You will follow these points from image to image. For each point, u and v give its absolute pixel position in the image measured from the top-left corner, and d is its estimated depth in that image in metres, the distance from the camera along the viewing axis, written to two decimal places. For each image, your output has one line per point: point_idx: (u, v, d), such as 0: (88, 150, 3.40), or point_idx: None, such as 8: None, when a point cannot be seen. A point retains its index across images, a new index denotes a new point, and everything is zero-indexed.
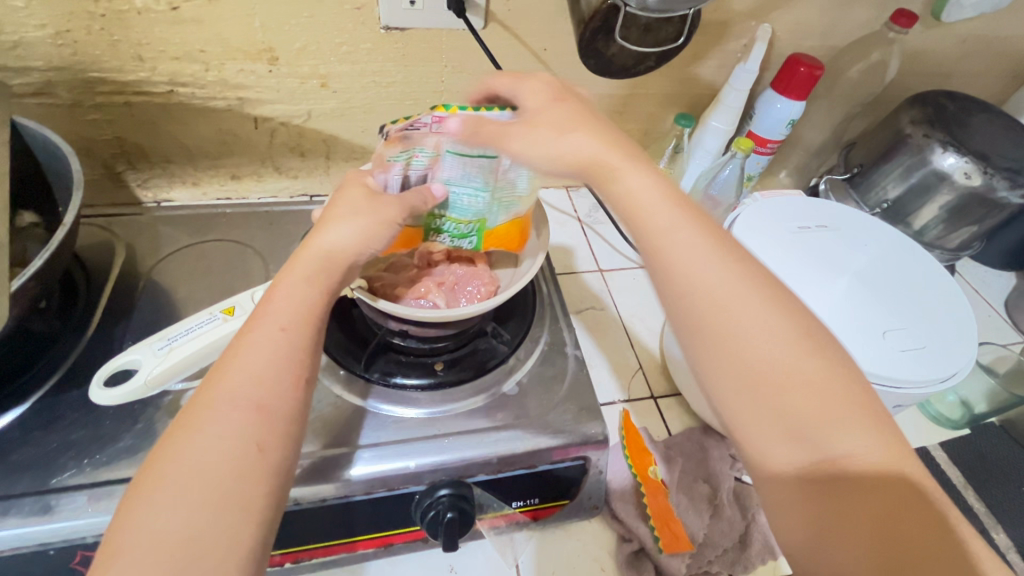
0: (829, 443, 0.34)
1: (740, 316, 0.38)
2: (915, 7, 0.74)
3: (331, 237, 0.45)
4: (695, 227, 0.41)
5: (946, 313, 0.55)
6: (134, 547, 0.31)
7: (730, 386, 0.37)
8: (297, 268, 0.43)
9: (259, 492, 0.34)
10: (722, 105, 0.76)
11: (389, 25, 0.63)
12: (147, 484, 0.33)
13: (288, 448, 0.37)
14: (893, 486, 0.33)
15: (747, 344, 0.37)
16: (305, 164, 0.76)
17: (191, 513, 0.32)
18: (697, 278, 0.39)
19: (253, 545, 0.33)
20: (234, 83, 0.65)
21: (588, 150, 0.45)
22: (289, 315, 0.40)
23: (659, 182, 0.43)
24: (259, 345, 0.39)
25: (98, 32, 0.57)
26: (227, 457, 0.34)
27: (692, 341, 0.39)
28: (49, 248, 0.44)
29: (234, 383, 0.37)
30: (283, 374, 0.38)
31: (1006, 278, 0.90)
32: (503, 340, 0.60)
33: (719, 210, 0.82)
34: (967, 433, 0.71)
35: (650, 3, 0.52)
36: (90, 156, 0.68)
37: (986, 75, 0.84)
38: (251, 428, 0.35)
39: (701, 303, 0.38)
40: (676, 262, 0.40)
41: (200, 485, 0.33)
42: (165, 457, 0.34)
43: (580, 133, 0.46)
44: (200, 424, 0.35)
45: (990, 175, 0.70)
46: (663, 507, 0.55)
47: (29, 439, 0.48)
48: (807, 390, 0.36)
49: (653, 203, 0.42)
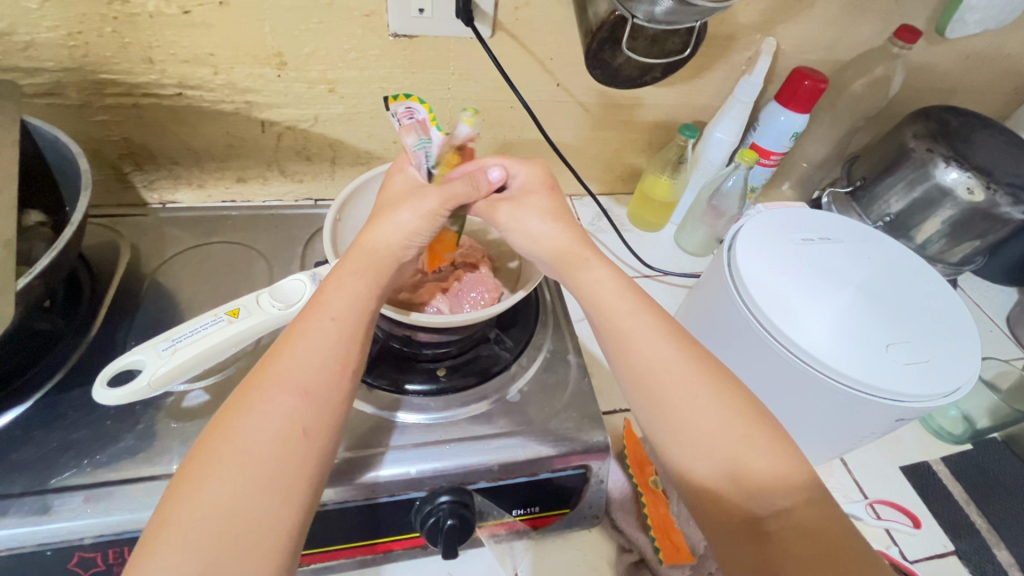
0: (759, 491, 0.39)
1: (686, 387, 0.43)
2: (919, 23, 0.74)
3: (383, 233, 0.48)
4: (643, 313, 0.48)
5: (947, 317, 0.56)
6: (184, 518, 0.33)
7: (682, 449, 0.42)
8: (350, 263, 0.47)
9: (302, 473, 0.36)
10: (726, 117, 0.77)
11: (398, 33, 0.64)
12: (203, 459, 0.36)
13: (331, 435, 0.39)
14: (825, 517, 0.38)
15: (690, 412, 0.42)
16: (311, 168, 0.76)
17: (238, 489, 0.34)
18: (646, 358, 0.45)
19: (293, 526, 0.35)
20: (242, 87, 0.65)
21: (552, 235, 0.52)
22: (339, 308, 0.43)
23: (614, 273, 0.50)
24: (311, 335, 0.42)
25: (109, 34, 0.57)
26: (273, 439, 0.36)
27: (647, 412, 0.44)
28: (57, 246, 0.44)
29: (285, 369, 0.40)
30: (331, 363, 0.41)
31: (1008, 293, 0.90)
32: (506, 347, 0.60)
33: (722, 220, 0.82)
34: (969, 448, 0.71)
35: (657, 14, 0.52)
36: (98, 157, 0.68)
37: (988, 92, 0.85)
38: (299, 413, 0.38)
39: (651, 379, 0.44)
40: (628, 343, 0.46)
41: (248, 465, 0.35)
42: (219, 435, 0.37)
43: (552, 219, 0.53)
44: (252, 405, 0.38)
45: (992, 191, 0.71)
46: (663, 517, 0.55)
47: (29, 438, 0.48)
48: (732, 444, 0.40)
49: (608, 292, 0.49)
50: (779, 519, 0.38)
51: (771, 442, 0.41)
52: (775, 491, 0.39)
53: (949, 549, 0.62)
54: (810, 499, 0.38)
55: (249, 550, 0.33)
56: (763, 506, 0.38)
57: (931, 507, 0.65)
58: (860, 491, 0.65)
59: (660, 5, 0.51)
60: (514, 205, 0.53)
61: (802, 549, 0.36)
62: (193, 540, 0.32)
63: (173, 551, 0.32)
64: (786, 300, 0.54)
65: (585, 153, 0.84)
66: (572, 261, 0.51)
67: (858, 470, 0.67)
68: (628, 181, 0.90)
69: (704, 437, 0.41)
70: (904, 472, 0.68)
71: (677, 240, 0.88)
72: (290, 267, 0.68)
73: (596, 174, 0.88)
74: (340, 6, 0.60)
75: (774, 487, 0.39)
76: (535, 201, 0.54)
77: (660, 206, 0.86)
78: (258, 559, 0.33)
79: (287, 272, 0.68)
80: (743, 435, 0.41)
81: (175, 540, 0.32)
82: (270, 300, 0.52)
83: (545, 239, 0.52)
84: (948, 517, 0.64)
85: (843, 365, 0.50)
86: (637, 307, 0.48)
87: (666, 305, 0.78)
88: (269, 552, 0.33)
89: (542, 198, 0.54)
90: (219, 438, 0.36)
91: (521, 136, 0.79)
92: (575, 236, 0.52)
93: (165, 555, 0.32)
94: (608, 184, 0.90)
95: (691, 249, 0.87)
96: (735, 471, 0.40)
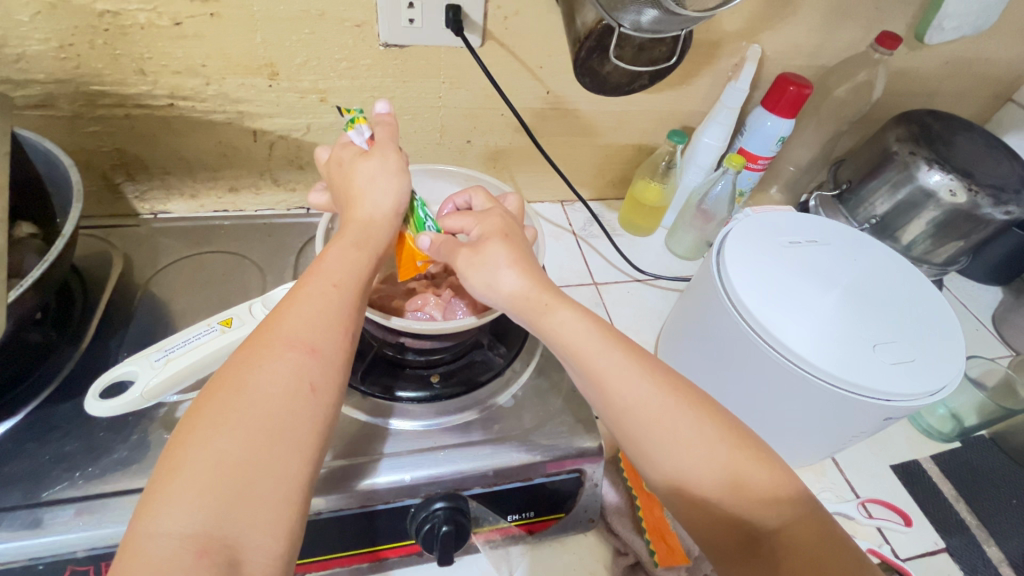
0: (749, 492, 0.40)
1: (672, 426, 0.42)
2: (900, 29, 0.76)
3: (372, 202, 0.48)
4: (614, 350, 0.45)
5: (928, 315, 0.57)
6: (195, 468, 0.33)
7: (655, 453, 0.42)
8: (349, 237, 0.47)
9: (309, 430, 0.36)
10: (714, 123, 0.78)
11: (389, 42, 0.64)
12: (211, 409, 0.35)
13: (336, 392, 0.39)
14: (816, 529, 0.39)
15: (673, 419, 0.42)
16: (304, 177, 0.76)
17: (250, 442, 0.34)
18: (622, 379, 0.44)
19: (303, 479, 0.35)
20: (234, 97, 0.65)
21: (507, 283, 0.47)
22: (337, 276, 0.43)
23: (575, 316, 0.46)
24: (312, 298, 0.41)
25: (101, 46, 0.58)
26: (279, 394, 0.36)
27: (634, 442, 0.43)
28: (47, 258, 0.44)
29: (291, 329, 0.39)
30: (333, 327, 0.40)
31: (993, 292, 0.91)
32: (499, 353, 0.61)
33: (712, 224, 0.84)
34: (958, 446, 0.72)
35: (643, 23, 0.53)
36: (89, 168, 0.68)
37: (969, 96, 0.87)
38: (308, 373, 0.38)
39: (620, 398, 0.43)
40: (604, 383, 0.44)
41: (258, 418, 0.35)
42: (229, 389, 0.36)
43: (514, 266, 0.48)
44: (262, 362, 0.37)
45: (974, 192, 0.72)
46: (659, 520, 0.56)
47: (22, 451, 0.48)
48: (715, 450, 0.41)
49: (574, 334, 0.46)
50: (769, 534, 0.39)
51: (747, 444, 0.41)
52: (764, 505, 0.39)
53: (940, 546, 0.62)
54: (796, 510, 0.39)
55: (261, 504, 0.33)
56: (749, 514, 0.39)
57: (921, 505, 0.66)
58: (852, 491, 0.66)
59: (646, 15, 0.52)
60: (470, 252, 0.49)
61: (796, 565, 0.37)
62: (202, 490, 0.32)
63: (186, 498, 0.32)
64: (775, 305, 0.54)
65: (575, 158, 0.84)
66: (534, 311, 0.47)
67: (849, 470, 0.67)
68: (618, 185, 0.91)
69: (686, 463, 0.41)
70: (894, 471, 0.68)
71: (667, 244, 0.89)
72: (284, 275, 0.69)
73: (587, 179, 0.89)
74: (330, 16, 0.61)
75: (759, 481, 0.40)
76: (496, 247, 0.49)
77: (651, 210, 0.87)
78: (266, 515, 0.33)
79: (281, 281, 0.68)
80: (734, 451, 0.41)
81: (187, 487, 0.32)
82: (262, 308, 0.53)
83: (495, 292, 0.48)
84: (937, 515, 0.65)
85: (843, 371, 0.50)
86: (615, 335, 0.46)
87: (657, 311, 0.79)
88: (280, 506, 0.34)
89: (500, 244, 0.49)
90: (230, 393, 0.36)
91: (512, 143, 0.80)
92: (531, 282, 0.48)
93: (177, 503, 0.32)
94: (599, 189, 0.91)
95: (683, 253, 0.88)
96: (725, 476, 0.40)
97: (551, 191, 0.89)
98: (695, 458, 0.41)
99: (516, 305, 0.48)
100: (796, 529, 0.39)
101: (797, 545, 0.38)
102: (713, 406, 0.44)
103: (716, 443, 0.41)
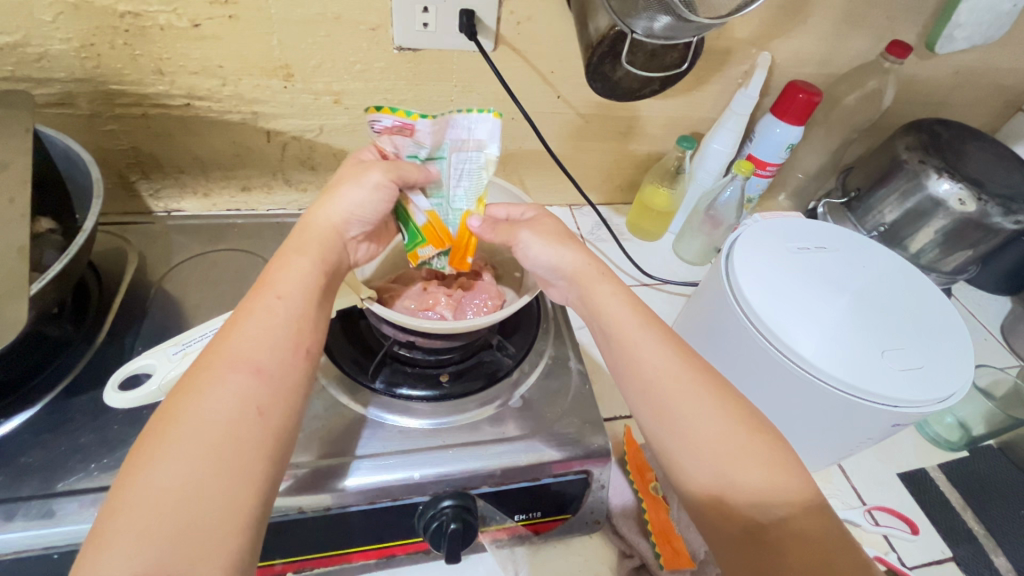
0: (756, 486, 0.40)
1: (691, 412, 0.43)
2: (910, 38, 0.76)
3: (329, 211, 0.50)
4: (650, 330, 0.48)
5: (940, 324, 0.57)
6: (139, 505, 0.32)
7: (674, 438, 0.43)
8: (298, 242, 0.48)
9: (262, 453, 0.37)
10: (722, 129, 0.78)
11: (403, 46, 0.65)
12: (155, 442, 0.35)
13: (286, 415, 0.39)
14: (828, 530, 0.38)
15: (692, 406, 0.44)
16: (316, 178, 0.77)
17: (198, 472, 0.34)
18: (653, 358, 0.46)
19: (254, 505, 0.35)
20: (250, 97, 0.66)
21: (567, 255, 0.54)
22: (285, 287, 0.44)
23: (618, 293, 0.51)
24: (260, 313, 0.42)
25: (121, 46, 0.59)
26: (226, 418, 0.36)
27: (655, 424, 0.45)
28: (68, 252, 0.45)
29: (237, 350, 0.39)
30: (282, 344, 0.41)
31: (1001, 302, 0.91)
32: (509, 353, 0.61)
33: (720, 229, 0.84)
34: (966, 455, 0.72)
35: (656, 29, 0.54)
36: (106, 166, 0.69)
37: (978, 106, 0.87)
38: (252, 392, 0.38)
39: (650, 376, 0.46)
40: (637, 359, 0.47)
41: (205, 445, 0.35)
42: (171, 419, 0.36)
43: (569, 244, 0.54)
44: (204, 387, 0.37)
45: (984, 201, 0.72)
46: (664, 522, 0.56)
47: (39, 442, 0.49)
48: (729, 440, 0.42)
49: (616, 309, 0.50)
50: (781, 529, 0.38)
51: (762, 437, 0.42)
52: (770, 498, 0.39)
53: (948, 555, 0.62)
54: (808, 511, 0.39)
55: (209, 535, 0.32)
56: (760, 510, 0.39)
57: (928, 514, 0.66)
58: (858, 498, 0.66)
59: (659, 21, 0.53)
60: (530, 228, 0.56)
61: (804, 558, 0.36)
62: (146, 526, 0.31)
63: (131, 537, 0.31)
64: (791, 311, 0.55)
65: (584, 163, 0.85)
66: (591, 275, 0.52)
67: (856, 476, 0.67)
68: (627, 190, 0.92)
69: (700, 452, 0.42)
70: (900, 478, 0.68)
71: (675, 249, 0.89)
72: None
73: (595, 184, 0.89)
74: (346, 20, 0.62)
75: (764, 480, 0.40)
76: (548, 224, 0.57)
77: (658, 214, 0.88)
78: (217, 544, 0.32)
79: None
80: (749, 444, 0.41)
81: (129, 526, 0.31)
82: None
83: (558, 260, 0.54)
84: (943, 523, 0.65)
85: (855, 374, 0.51)
86: (650, 323, 0.49)
87: (664, 315, 0.79)
88: (228, 535, 0.33)
89: (552, 222, 0.57)
90: (171, 423, 0.36)
91: (521, 147, 0.80)
92: (586, 253, 0.54)
93: (119, 547, 0.30)
94: (607, 194, 0.92)
95: (691, 258, 0.88)
96: (738, 468, 0.40)
97: (560, 195, 0.90)
98: (713, 449, 0.41)
99: (573, 273, 0.53)
100: (805, 528, 0.38)
101: (804, 536, 0.38)
102: (731, 397, 0.44)
103: (730, 433, 0.42)
